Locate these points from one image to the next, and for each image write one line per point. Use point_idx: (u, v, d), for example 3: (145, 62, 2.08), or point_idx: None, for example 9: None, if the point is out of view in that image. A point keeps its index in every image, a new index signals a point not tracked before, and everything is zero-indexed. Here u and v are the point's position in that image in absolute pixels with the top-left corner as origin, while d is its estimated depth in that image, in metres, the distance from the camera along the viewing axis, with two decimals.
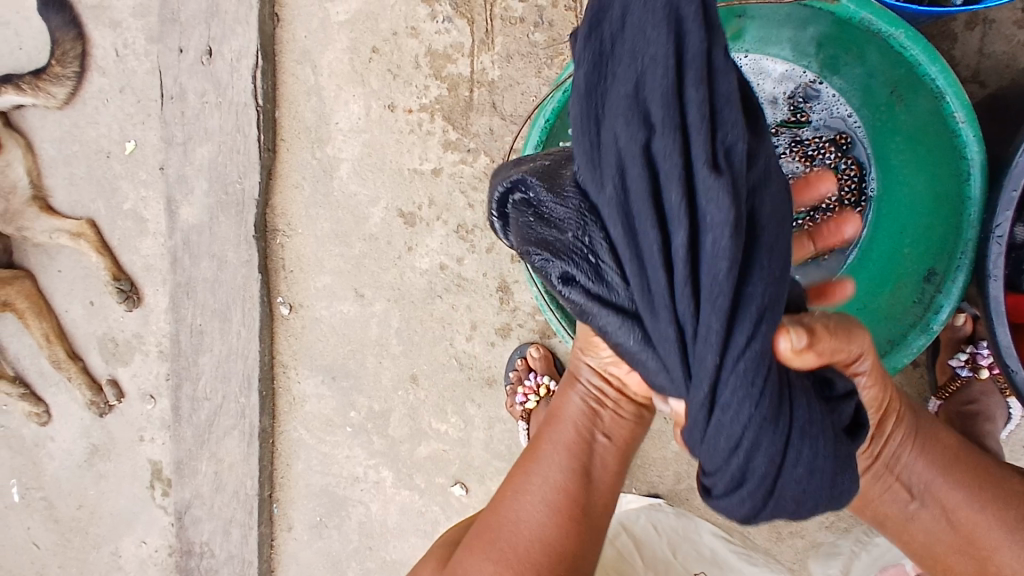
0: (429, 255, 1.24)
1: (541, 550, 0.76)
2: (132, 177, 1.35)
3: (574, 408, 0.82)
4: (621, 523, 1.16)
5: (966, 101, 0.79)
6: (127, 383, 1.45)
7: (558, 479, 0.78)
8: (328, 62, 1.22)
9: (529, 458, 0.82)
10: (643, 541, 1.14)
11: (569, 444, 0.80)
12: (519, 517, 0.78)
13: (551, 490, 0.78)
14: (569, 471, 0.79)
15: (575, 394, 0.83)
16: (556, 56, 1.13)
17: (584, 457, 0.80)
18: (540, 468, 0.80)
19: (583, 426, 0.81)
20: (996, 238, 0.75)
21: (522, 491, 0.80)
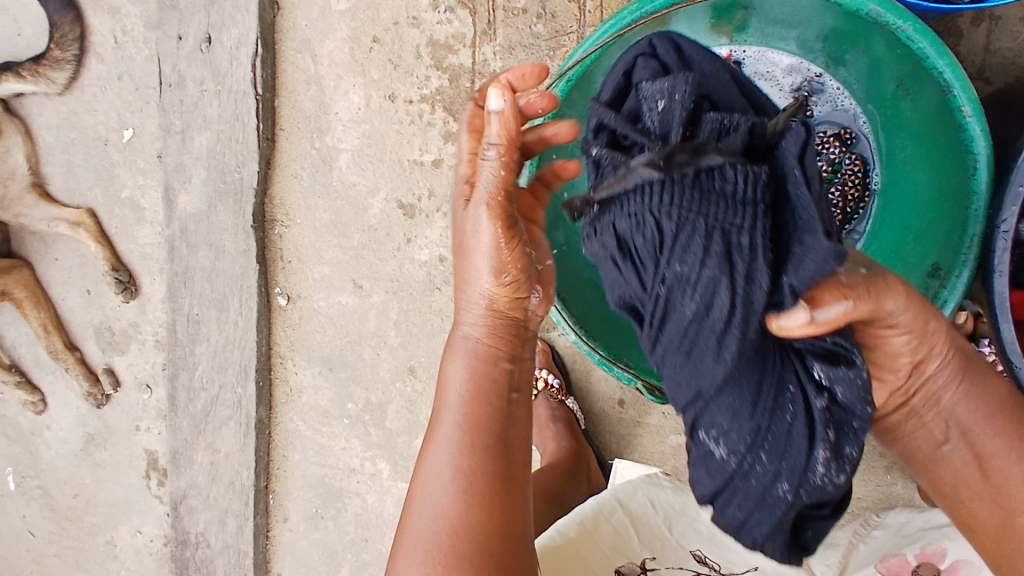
0: (428, 247, 1.23)
1: (463, 536, 0.61)
2: (129, 165, 1.34)
3: (463, 364, 0.67)
4: (617, 498, 1.02)
5: (973, 95, 0.77)
6: (123, 372, 1.45)
7: (462, 444, 0.64)
8: (329, 52, 1.21)
9: (428, 438, 0.67)
10: (641, 516, 1.01)
11: (469, 397, 0.65)
12: (429, 510, 0.63)
13: (454, 462, 0.63)
14: (475, 429, 0.64)
15: (461, 344, 0.67)
16: (558, 48, 1.11)
17: (496, 415, 0.64)
18: (442, 443, 0.64)
19: (485, 380, 0.65)
20: (1002, 233, 0.76)
21: (425, 483, 0.64)
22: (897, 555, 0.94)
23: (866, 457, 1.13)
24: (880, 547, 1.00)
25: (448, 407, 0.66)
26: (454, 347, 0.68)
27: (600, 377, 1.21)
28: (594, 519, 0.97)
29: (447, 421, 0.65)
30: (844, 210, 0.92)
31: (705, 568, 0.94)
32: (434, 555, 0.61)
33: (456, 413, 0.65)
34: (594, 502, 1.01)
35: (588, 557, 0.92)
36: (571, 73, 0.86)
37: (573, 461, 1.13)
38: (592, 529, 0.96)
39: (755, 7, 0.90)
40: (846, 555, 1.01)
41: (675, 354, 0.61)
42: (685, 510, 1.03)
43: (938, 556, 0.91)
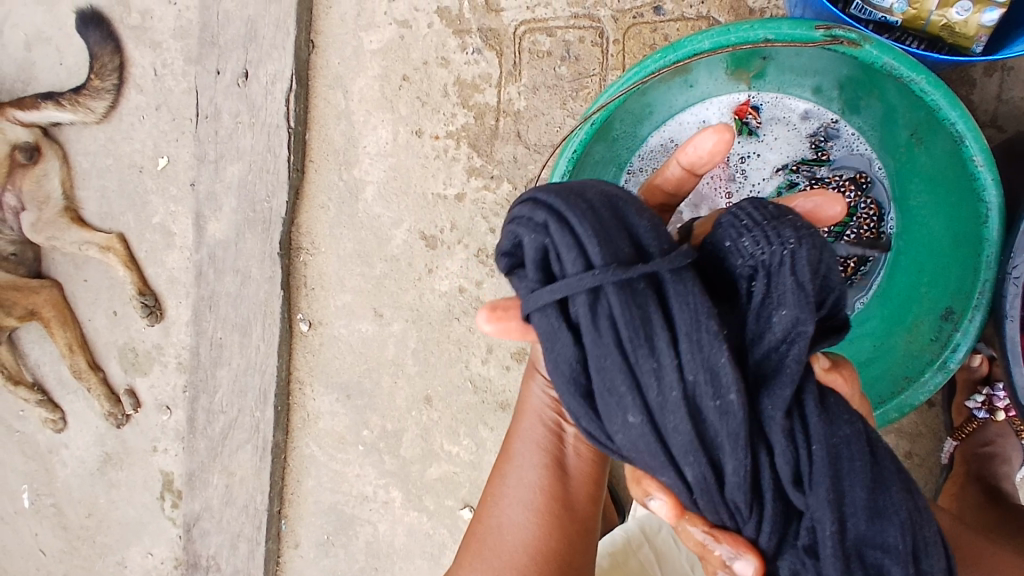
0: (448, 277, 1.26)
1: (526, 554, 0.77)
2: (162, 192, 1.38)
3: (539, 399, 0.83)
4: (644, 532, 0.99)
5: (986, 145, 0.77)
6: (144, 393, 1.47)
7: (535, 470, 0.81)
8: (359, 89, 1.26)
9: (508, 443, 0.86)
10: (668, 555, 0.98)
11: (538, 436, 0.82)
12: (507, 525, 0.80)
13: (534, 483, 0.80)
14: (543, 461, 0.81)
15: (537, 387, 0.84)
16: (581, 90, 1.16)
17: (555, 442, 0.82)
18: (522, 454, 0.83)
19: (551, 419, 0.82)
20: (1013, 279, 0.77)
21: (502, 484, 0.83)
22: None
23: None
24: None
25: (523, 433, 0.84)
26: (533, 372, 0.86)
27: None
28: (621, 554, 0.97)
29: (523, 445, 0.83)
30: (859, 251, 0.96)
31: None
32: (508, 561, 0.78)
33: (533, 436, 0.82)
34: (620, 533, 1.00)
35: None
36: (597, 116, 0.85)
37: None
38: (619, 565, 0.96)
39: (773, 58, 0.91)
40: None
41: (681, 437, 0.60)
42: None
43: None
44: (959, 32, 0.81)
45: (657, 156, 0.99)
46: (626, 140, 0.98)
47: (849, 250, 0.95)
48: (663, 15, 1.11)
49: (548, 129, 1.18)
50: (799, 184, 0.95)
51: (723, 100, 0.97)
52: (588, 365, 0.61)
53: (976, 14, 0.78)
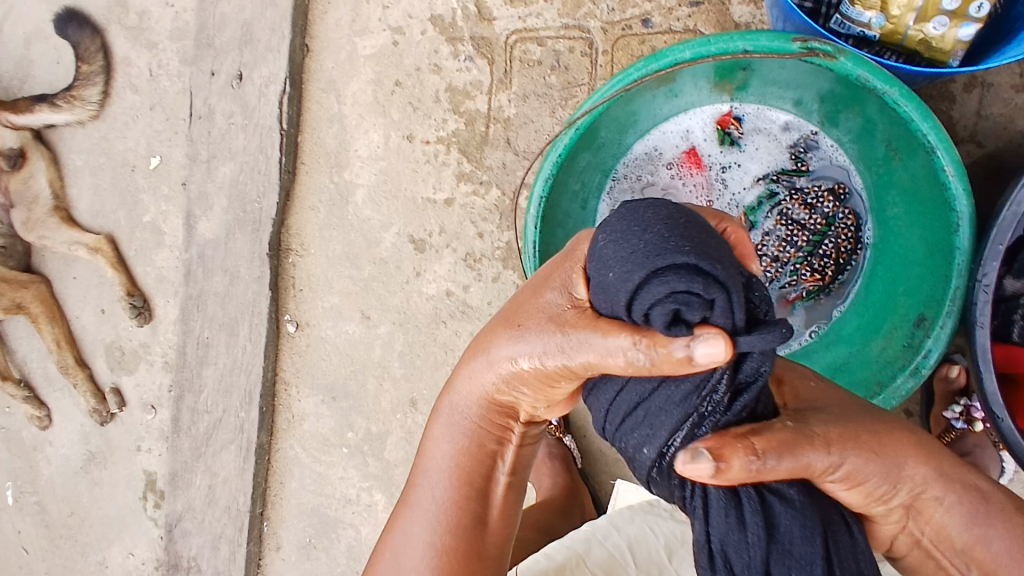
0: (436, 281, 1.27)
1: None
2: (153, 192, 1.39)
3: (455, 437, 0.75)
4: (613, 523, 0.99)
5: (956, 157, 0.79)
6: (129, 392, 1.47)
7: (441, 521, 0.73)
8: (352, 93, 1.27)
9: (416, 476, 0.77)
10: (639, 542, 0.97)
11: (450, 480, 0.74)
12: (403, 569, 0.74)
13: (435, 533, 0.73)
14: (455, 514, 0.73)
15: (452, 425, 0.75)
16: (570, 99, 1.18)
17: (471, 488, 0.74)
18: (426, 492, 0.75)
19: (470, 461, 0.74)
20: (983, 287, 0.78)
21: (404, 524, 0.76)
22: None
23: None
24: None
25: (434, 469, 0.75)
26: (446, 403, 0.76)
27: None
28: (585, 542, 0.97)
29: (432, 487, 0.75)
30: (837, 260, 0.96)
31: None
32: None
33: (441, 478, 0.75)
34: (589, 526, 1.00)
35: None
36: (582, 121, 0.86)
37: (568, 497, 1.14)
38: (582, 552, 0.95)
39: (755, 70, 0.93)
40: None
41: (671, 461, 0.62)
42: (687, 538, 0.98)
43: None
44: (936, 47, 0.83)
45: (643, 165, 1.01)
46: (609, 148, 1.00)
47: (828, 259, 0.96)
48: (651, 28, 1.13)
49: (537, 137, 1.19)
50: (779, 194, 0.97)
51: (706, 111, 1.00)
52: (639, 395, 0.61)
53: (952, 30, 0.81)
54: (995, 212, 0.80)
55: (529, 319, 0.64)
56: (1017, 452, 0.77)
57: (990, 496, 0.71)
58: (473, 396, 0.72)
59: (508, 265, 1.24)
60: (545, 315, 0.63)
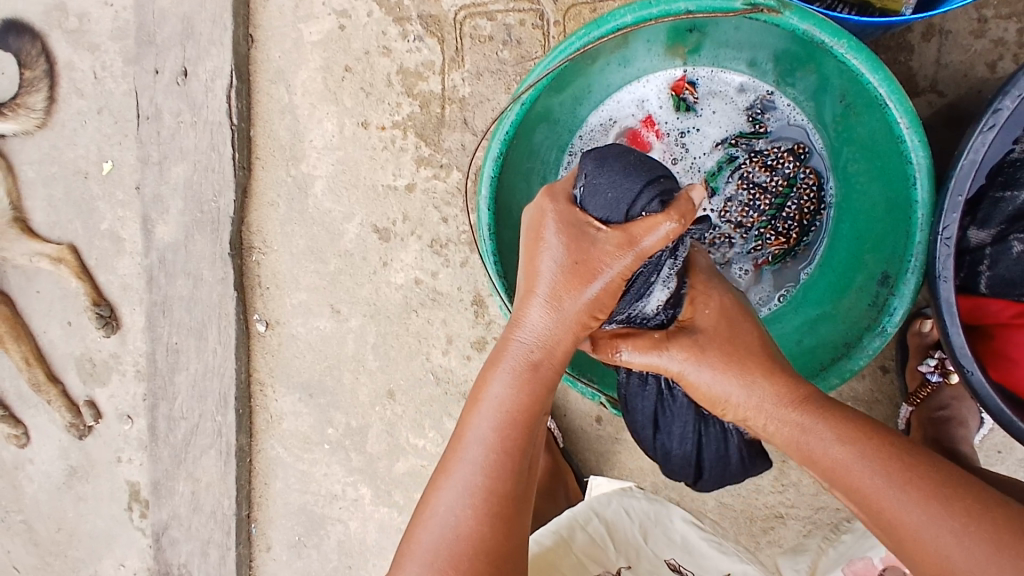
0: (404, 269, 1.24)
1: (480, 560, 0.64)
2: (109, 198, 1.35)
3: (506, 382, 0.70)
4: (592, 508, 0.98)
5: (910, 107, 0.77)
6: (104, 404, 1.44)
7: (496, 463, 0.67)
8: (302, 82, 1.23)
9: (462, 423, 0.71)
10: (617, 525, 0.97)
11: (503, 427, 0.68)
12: (449, 521, 0.66)
13: (487, 478, 0.67)
14: (513, 457, 0.68)
15: (507, 370, 0.70)
16: (524, 73, 1.14)
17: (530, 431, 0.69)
18: (478, 436, 0.69)
19: (531, 405, 0.70)
20: (944, 240, 0.77)
21: (453, 470, 0.68)
22: (864, 557, 0.96)
23: None
24: (847, 552, 1.01)
25: (488, 413, 0.69)
26: (503, 353, 0.71)
27: (578, 396, 1.20)
28: (569, 527, 0.94)
29: (484, 432, 0.68)
30: (800, 222, 0.95)
31: None
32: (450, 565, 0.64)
33: (495, 420, 0.69)
34: (569, 511, 0.98)
35: (561, 565, 0.89)
36: (528, 95, 0.83)
37: (551, 480, 1.14)
38: (567, 538, 0.93)
39: (705, 32, 0.90)
40: (815, 560, 1.04)
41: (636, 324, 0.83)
42: (659, 519, 1.00)
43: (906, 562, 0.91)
44: None
45: (600, 137, 0.99)
46: (564, 122, 0.97)
47: (792, 221, 0.94)
48: None
49: (494, 115, 1.16)
50: (738, 158, 0.95)
51: (660, 77, 0.97)
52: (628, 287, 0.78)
53: None
54: (953, 162, 0.78)
55: (579, 253, 0.68)
56: (989, 406, 0.76)
57: (812, 428, 0.70)
58: (535, 338, 0.70)
59: (475, 248, 1.21)
60: (595, 247, 0.68)
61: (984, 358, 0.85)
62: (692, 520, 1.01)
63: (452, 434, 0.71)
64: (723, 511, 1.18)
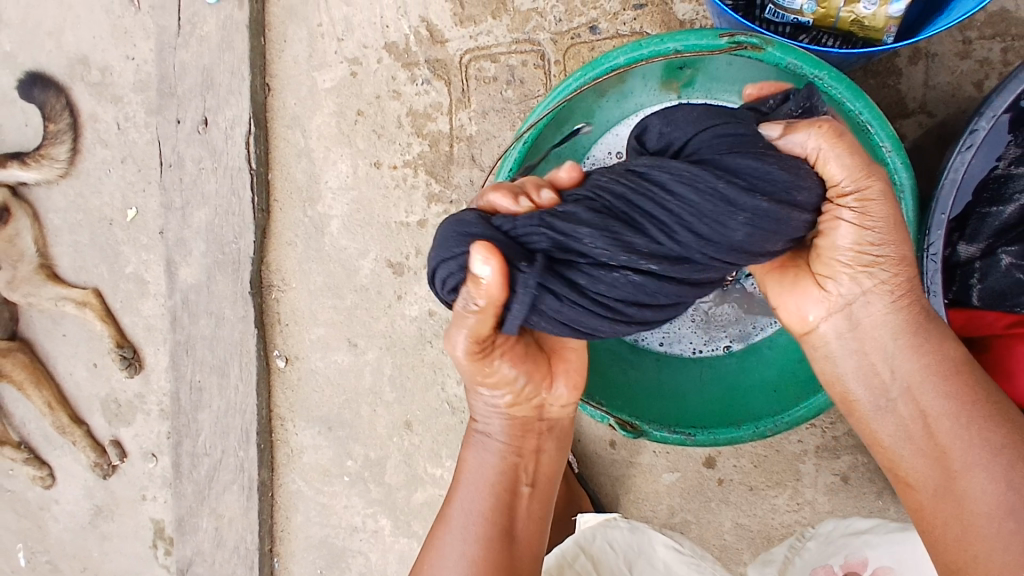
0: (418, 302, 1.28)
1: None
2: (133, 243, 1.41)
3: (478, 460, 0.89)
4: (577, 545, 1.01)
5: (891, 131, 0.81)
6: (128, 443, 1.48)
7: (468, 540, 0.84)
8: (316, 126, 1.29)
9: (442, 525, 0.87)
10: (603, 561, 0.99)
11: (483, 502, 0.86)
12: None
13: (468, 550, 0.83)
14: (486, 527, 0.85)
15: (478, 449, 0.90)
16: (528, 110, 1.20)
17: (500, 507, 0.87)
18: (460, 513, 0.86)
19: (502, 479, 0.88)
20: (931, 255, 0.84)
21: (439, 561, 0.85)
22: (825, 564, 0.99)
23: (857, 485, 1.14)
24: (814, 559, 1.02)
25: (466, 496, 0.88)
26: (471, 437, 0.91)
27: (591, 420, 1.22)
28: (557, 566, 0.98)
29: (466, 515, 0.86)
30: None
31: None
32: None
33: (473, 502, 0.87)
34: (556, 553, 1.00)
35: None
36: (529, 134, 0.89)
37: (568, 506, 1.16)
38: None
39: (699, 67, 0.96)
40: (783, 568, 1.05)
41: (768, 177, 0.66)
42: (643, 548, 1.03)
43: (862, 565, 0.95)
44: (868, 26, 0.84)
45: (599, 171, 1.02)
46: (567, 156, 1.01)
47: None
48: (599, 34, 1.16)
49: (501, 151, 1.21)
50: None
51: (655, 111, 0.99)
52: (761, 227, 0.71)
53: (882, 7, 0.81)
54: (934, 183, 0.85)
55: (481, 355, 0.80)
56: None
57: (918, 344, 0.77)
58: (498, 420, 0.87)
59: None
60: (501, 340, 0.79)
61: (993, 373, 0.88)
62: (675, 546, 1.04)
63: (442, 512, 0.89)
64: (739, 532, 1.19)
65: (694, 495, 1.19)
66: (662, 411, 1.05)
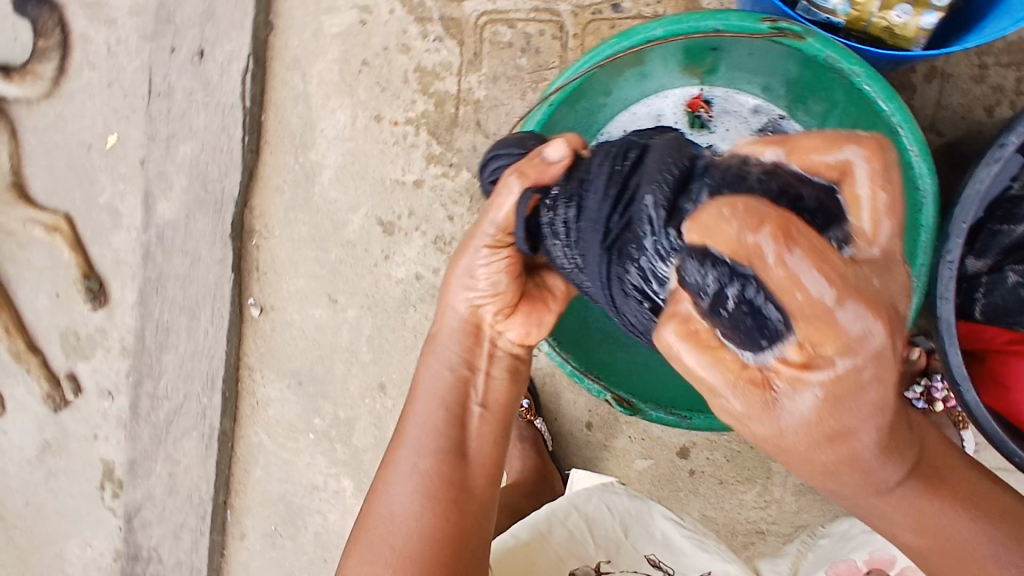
0: (405, 264, 1.25)
1: (420, 540, 0.69)
2: (110, 171, 1.34)
3: (436, 376, 0.78)
4: (571, 503, 0.97)
5: (921, 136, 0.80)
6: (85, 378, 1.42)
7: (422, 454, 0.73)
8: (318, 72, 1.24)
9: (393, 446, 0.76)
10: (597, 521, 0.96)
11: (439, 414, 0.75)
12: (391, 514, 0.71)
13: (419, 466, 0.72)
14: (441, 441, 0.74)
15: (435, 364, 0.79)
16: (540, 81, 1.17)
17: (454, 422, 0.76)
18: (413, 433, 0.75)
19: (461, 391, 0.77)
20: (948, 262, 0.79)
21: (388, 484, 0.73)
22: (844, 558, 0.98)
23: None
24: (828, 551, 1.02)
25: (420, 412, 0.77)
26: (430, 349, 0.81)
27: (570, 400, 1.22)
28: (547, 521, 0.94)
29: (418, 430, 0.75)
30: None
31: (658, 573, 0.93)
32: (393, 553, 0.69)
33: (427, 420, 0.76)
34: (547, 507, 0.97)
35: (539, 559, 0.90)
36: (554, 99, 0.86)
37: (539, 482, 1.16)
38: (544, 532, 0.93)
39: (722, 56, 0.94)
40: (795, 563, 1.04)
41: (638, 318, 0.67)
42: (641, 515, 1.00)
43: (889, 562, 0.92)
44: (899, 34, 0.84)
45: None
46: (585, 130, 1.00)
47: None
48: (621, 12, 1.13)
49: (508, 119, 1.18)
50: None
51: (676, 94, 1.01)
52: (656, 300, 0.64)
53: (916, 18, 0.82)
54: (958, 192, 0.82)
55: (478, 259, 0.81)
56: (988, 431, 0.79)
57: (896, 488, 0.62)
58: (462, 325, 0.80)
59: None
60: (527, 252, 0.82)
61: (981, 381, 0.92)
62: (674, 518, 1.01)
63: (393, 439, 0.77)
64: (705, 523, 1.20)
65: (664, 482, 1.21)
66: (652, 394, 1.05)
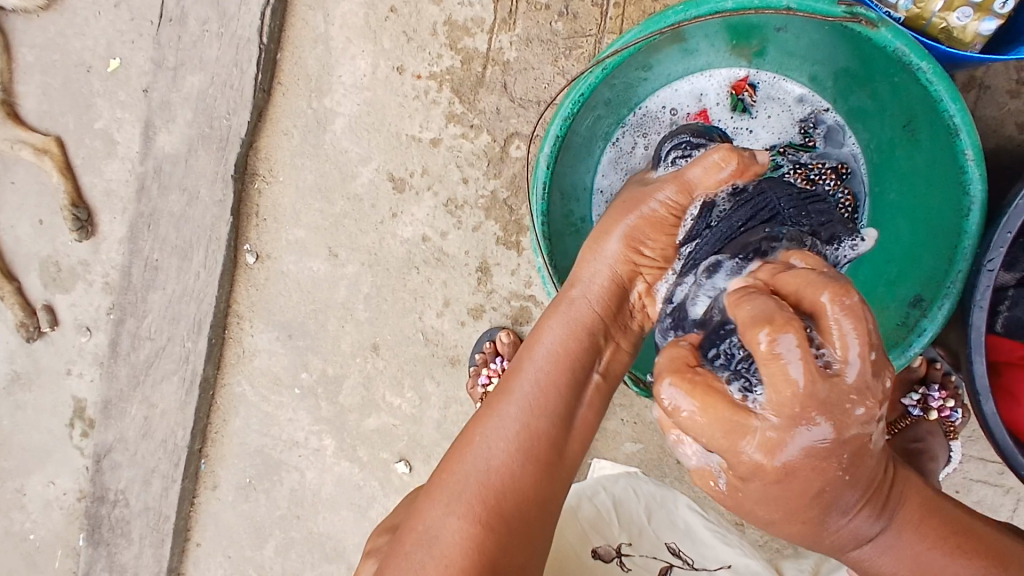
0: (412, 224, 1.22)
1: (513, 494, 0.61)
2: (110, 97, 1.27)
3: (554, 330, 0.71)
4: (600, 483, 1.01)
5: (977, 140, 0.76)
6: (63, 311, 1.36)
7: (532, 408, 0.66)
8: (342, 13, 1.19)
9: (499, 388, 0.68)
10: (623, 502, 0.99)
11: (555, 368, 0.68)
12: (485, 458, 0.63)
13: (524, 417, 0.65)
14: (555, 399, 0.66)
15: (555, 323, 0.72)
16: (575, 48, 1.12)
17: (572, 383, 0.68)
18: (523, 380, 0.67)
19: (581, 350, 0.71)
20: (986, 271, 0.76)
21: (485, 434, 0.64)
22: None
23: None
24: None
25: (532, 363, 0.69)
26: (557, 307, 0.75)
27: None
28: (577, 497, 0.98)
29: (530, 377, 0.68)
30: None
31: (678, 561, 0.92)
32: (481, 498, 0.60)
33: (539, 369, 0.68)
34: (578, 485, 1.01)
35: (568, 531, 0.92)
36: (609, 63, 0.82)
37: None
38: (574, 507, 0.96)
39: (773, 40, 0.93)
40: (818, 563, 1.05)
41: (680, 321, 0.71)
42: (665, 503, 1.02)
43: None
44: (956, 37, 0.83)
45: (650, 123, 1.00)
46: (622, 105, 0.96)
47: None
48: None
49: (536, 84, 1.14)
50: (783, 164, 0.92)
51: (721, 74, 0.98)
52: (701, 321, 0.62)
53: (975, 22, 0.81)
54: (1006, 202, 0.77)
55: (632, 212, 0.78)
56: (1004, 449, 0.77)
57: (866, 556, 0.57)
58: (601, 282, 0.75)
59: (491, 215, 1.18)
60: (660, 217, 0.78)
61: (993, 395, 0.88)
62: (697, 511, 1.03)
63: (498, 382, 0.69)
64: None
65: (652, 468, 1.20)
66: None
